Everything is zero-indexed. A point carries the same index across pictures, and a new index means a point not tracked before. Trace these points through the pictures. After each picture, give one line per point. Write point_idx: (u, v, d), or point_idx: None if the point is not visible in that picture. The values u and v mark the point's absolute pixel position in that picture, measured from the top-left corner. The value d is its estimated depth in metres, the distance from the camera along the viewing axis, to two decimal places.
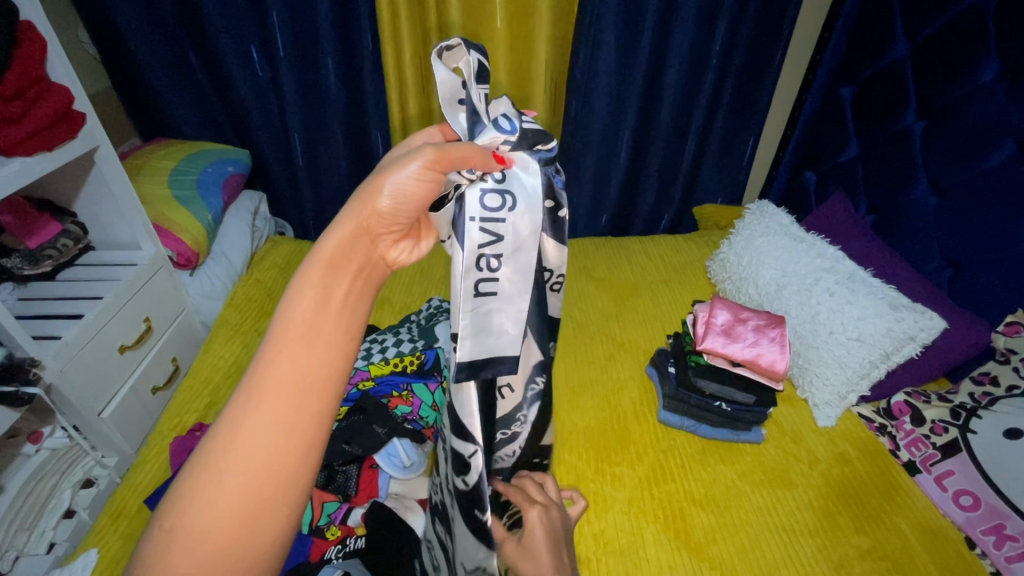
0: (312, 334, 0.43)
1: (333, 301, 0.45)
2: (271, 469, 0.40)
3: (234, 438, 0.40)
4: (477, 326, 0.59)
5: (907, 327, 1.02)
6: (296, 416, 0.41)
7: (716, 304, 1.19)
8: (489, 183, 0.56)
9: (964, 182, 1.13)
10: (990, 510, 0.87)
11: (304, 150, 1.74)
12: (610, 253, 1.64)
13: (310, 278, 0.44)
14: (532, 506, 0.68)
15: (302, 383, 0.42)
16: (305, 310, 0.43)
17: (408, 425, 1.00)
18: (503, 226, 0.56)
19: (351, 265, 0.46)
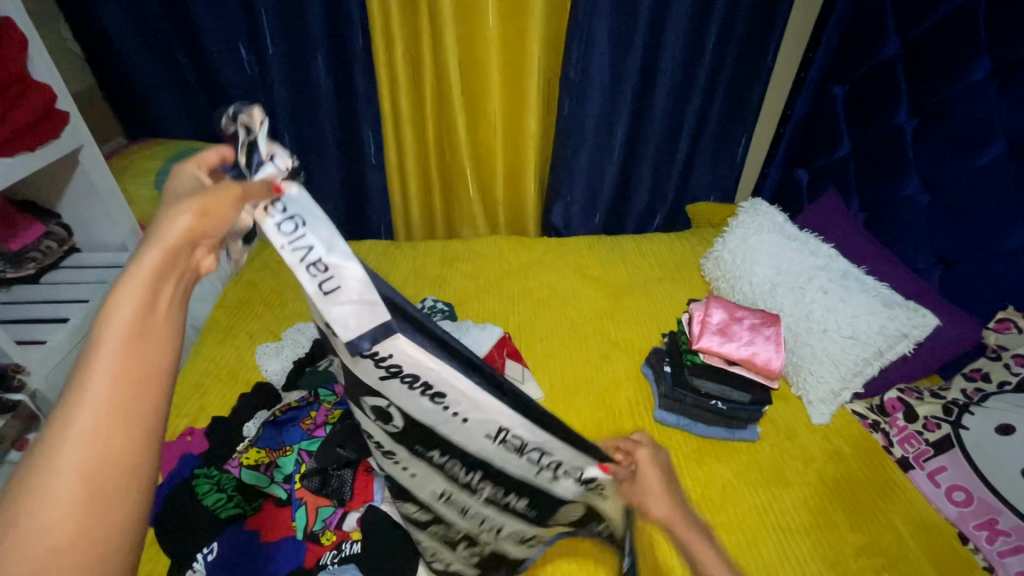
0: (135, 339, 0.36)
1: (157, 307, 0.38)
2: (76, 543, 0.32)
3: (19, 513, 0.31)
4: (345, 317, 0.51)
5: (900, 325, 1.04)
6: (109, 475, 0.34)
7: (712, 303, 1.18)
8: (277, 207, 0.50)
9: (955, 180, 1.14)
10: (981, 505, 0.88)
11: (294, 149, 1.71)
12: (604, 251, 1.64)
13: (120, 305, 0.36)
14: (639, 447, 0.68)
15: (109, 432, 0.34)
16: (120, 335, 0.36)
17: None
18: (306, 238, 0.49)
19: (175, 273, 0.39)
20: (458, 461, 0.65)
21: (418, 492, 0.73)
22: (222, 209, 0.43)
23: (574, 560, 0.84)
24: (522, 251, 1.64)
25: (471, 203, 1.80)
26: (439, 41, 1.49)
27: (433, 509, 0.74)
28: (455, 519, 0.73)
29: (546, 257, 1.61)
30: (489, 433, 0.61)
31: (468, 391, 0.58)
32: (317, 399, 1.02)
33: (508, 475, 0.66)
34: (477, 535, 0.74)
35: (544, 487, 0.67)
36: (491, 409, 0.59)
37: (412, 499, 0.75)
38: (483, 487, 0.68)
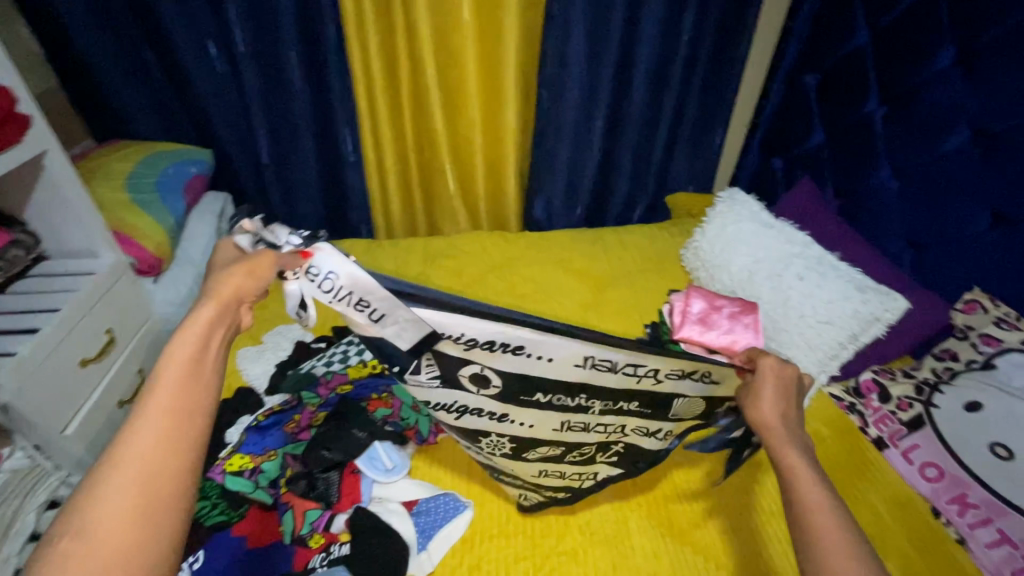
0: (194, 364, 0.57)
1: (212, 343, 0.59)
2: (146, 500, 0.50)
3: (107, 483, 0.50)
4: (400, 332, 0.70)
5: (873, 309, 1.07)
6: (163, 459, 0.52)
7: (692, 293, 1.13)
8: (313, 268, 0.66)
9: (924, 166, 1.16)
10: (953, 481, 0.92)
11: (269, 148, 1.68)
12: (586, 244, 1.65)
13: (185, 341, 0.57)
14: (764, 354, 0.74)
15: (170, 429, 0.53)
16: (183, 360, 0.56)
17: (389, 426, 0.97)
18: (341, 287, 0.67)
19: (220, 320, 0.60)
20: (562, 393, 0.82)
21: (541, 432, 0.85)
22: (262, 270, 0.64)
23: (565, 552, 0.87)
24: (505, 245, 1.64)
25: (453, 200, 1.79)
26: (415, 37, 1.47)
27: (560, 439, 0.87)
28: (584, 437, 0.87)
29: (529, 251, 1.62)
30: (577, 362, 0.78)
31: (541, 338, 0.75)
32: (302, 402, 1.00)
33: (609, 389, 0.82)
34: (607, 441, 0.88)
35: (648, 389, 0.82)
36: (570, 344, 0.75)
37: (541, 442, 0.87)
38: (593, 404, 0.83)
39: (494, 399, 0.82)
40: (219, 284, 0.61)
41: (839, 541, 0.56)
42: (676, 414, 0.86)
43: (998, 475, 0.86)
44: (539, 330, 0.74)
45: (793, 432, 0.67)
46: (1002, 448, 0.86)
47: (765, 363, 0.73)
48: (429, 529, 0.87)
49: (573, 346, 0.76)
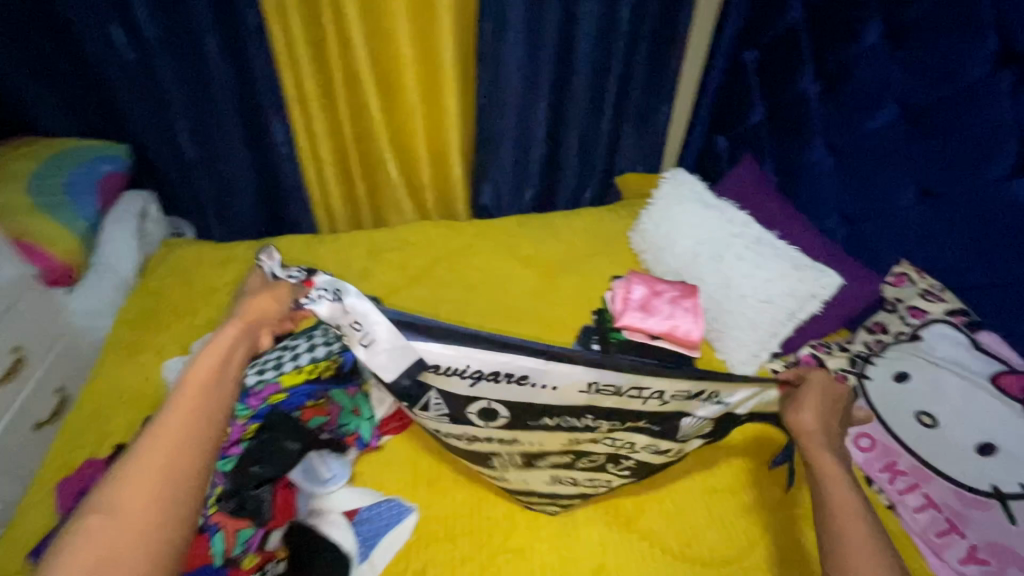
0: (209, 373, 0.68)
1: (229, 361, 0.71)
2: (160, 485, 0.59)
3: (130, 471, 0.60)
4: (379, 359, 0.76)
5: (809, 287, 1.08)
6: (177, 452, 0.62)
7: (634, 278, 1.11)
8: (324, 292, 0.74)
9: (856, 141, 1.18)
10: (884, 450, 0.95)
11: (194, 142, 1.57)
12: (535, 230, 1.62)
13: (206, 355, 0.70)
14: (811, 372, 0.83)
15: (188, 427, 0.64)
16: (199, 371, 0.68)
17: (326, 436, 0.95)
18: (334, 311, 0.75)
19: (239, 338, 0.74)
20: (568, 415, 0.82)
21: (550, 446, 0.84)
22: (272, 302, 0.79)
23: (511, 550, 0.86)
24: (452, 234, 1.60)
25: (397, 189, 1.73)
26: (343, 18, 1.39)
27: (569, 448, 0.85)
28: (593, 447, 0.85)
29: (477, 240, 1.58)
30: (581, 387, 0.79)
31: (542, 366, 0.77)
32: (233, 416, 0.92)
33: (618, 411, 0.82)
34: (617, 453, 0.86)
35: (654, 410, 0.82)
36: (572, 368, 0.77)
37: (546, 456, 0.85)
38: (601, 424, 0.83)
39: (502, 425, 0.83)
40: (245, 311, 0.77)
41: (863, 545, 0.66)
42: (684, 435, 0.86)
43: (925, 443, 0.89)
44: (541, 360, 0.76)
45: (830, 441, 0.77)
46: (926, 416, 0.90)
47: (808, 377, 0.82)
48: (371, 537, 0.85)
49: (574, 372, 0.77)
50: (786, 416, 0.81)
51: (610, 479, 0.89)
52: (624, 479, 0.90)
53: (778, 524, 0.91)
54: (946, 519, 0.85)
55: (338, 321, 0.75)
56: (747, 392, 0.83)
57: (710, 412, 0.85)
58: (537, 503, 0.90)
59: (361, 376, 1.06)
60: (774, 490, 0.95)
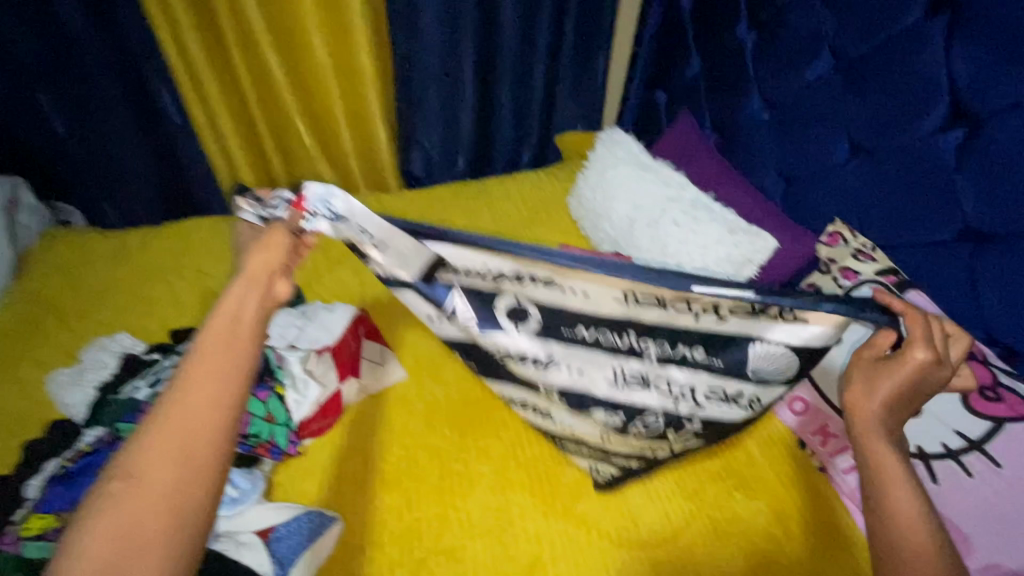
0: (229, 327, 0.61)
1: (247, 312, 0.63)
2: (181, 453, 0.53)
3: (150, 437, 0.53)
4: (404, 260, 0.82)
5: (745, 252, 1.05)
6: (199, 415, 0.55)
7: (563, 256, 1.05)
8: (316, 213, 0.77)
9: (793, 95, 1.13)
10: (816, 413, 0.94)
11: (69, 117, 1.39)
12: (469, 200, 1.53)
13: (224, 305, 0.63)
14: (918, 345, 0.64)
15: (214, 384, 0.57)
16: (219, 324, 0.61)
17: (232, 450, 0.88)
18: (348, 226, 0.79)
19: (258, 286, 0.66)
20: (607, 329, 0.81)
21: (593, 384, 0.84)
22: (280, 242, 0.70)
23: (443, 551, 0.82)
24: (379, 209, 1.49)
25: (315, 160, 1.58)
26: None
27: (617, 402, 0.84)
28: (640, 399, 0.83)
29: (405, 213, 1.48)
30: (617, 295, 0.79)
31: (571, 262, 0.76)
32: (118, 437, 0.85)
33: (663, 326, 0.79)
34: (674, 411, 0.82)
35: (703, 331, 0.78)
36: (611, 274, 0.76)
37: (596, 402, 0.84)
38: (647, 347, 0.80)
39: (533, 337, 0.84)
40: (250, 262, 0.68)
41: (924, 558, 0.57)
42: (763, 375, 0.78)
43: None
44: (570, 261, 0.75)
45: (890, 425, 0.64)
46: None
47: (911, 357, 0.64)
48: (289, 557, 0.77)
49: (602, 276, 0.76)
50: (850, 386, 0.67)
51: (673, 446, 0.86)
52: (692, 444, 0.88)
53: (800, 483, 0.91)
54: None
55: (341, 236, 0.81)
56: (821, 323, 0.73)
57: (783, 340, 0.76)
58: (586, 457, 0.90)
59: (275, 377, 0.98)
60: (757, 467, 0.93)
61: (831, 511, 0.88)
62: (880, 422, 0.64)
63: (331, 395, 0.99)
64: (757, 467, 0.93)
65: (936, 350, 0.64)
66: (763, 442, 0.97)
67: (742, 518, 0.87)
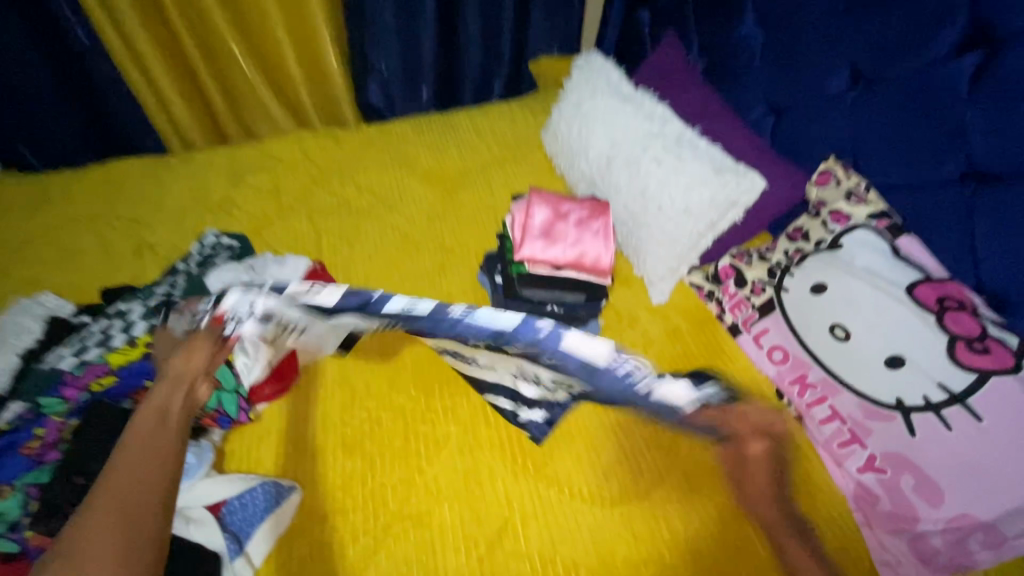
0: (154, 426, 0.70)
1: (170, 414, 0.73)
2: (121, 518, 0.58)
3: (92, 512, 0.59)
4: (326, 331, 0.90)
5: (730, 193, 0.96)
6: (134, 492, 0.61)
7: (534, 199, 0.97)
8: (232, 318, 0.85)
9: (788, 14, 1.02)
10: (796, 362, 0.91)
11: None
12: (435, 136, 1.39)
13: (145, 411, 0.72)
14: (754, 439, 0.81)
15: (143, 466, 0.64)
16: (145, 424, 0.70)
17: None
18: (266, 320, 0.86)
19: (181, 385, 0.77)
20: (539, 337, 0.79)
21: (504, 347, 0.82)
22: (200, 345, 0.82)
23: (410, 517, 0.79)
24: (334, 147, 1.36)
25: None
26: None
27: (531, 352, 0.80)
28: (540, 373, 0.84)
29: (364, 151, 1.35)
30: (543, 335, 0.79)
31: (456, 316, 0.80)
32: (42, 412, 0.77)
33: (577, 365, 0.79)
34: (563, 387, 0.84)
35: (609, 371, 0.78)
36: (498, 318, 0.78)
37: (509, 352, 0.82)
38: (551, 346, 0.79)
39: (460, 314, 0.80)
40: (167, 368, 0.79)
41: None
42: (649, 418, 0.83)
43: (837, 357, 0.85)
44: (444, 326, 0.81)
45: (787, 513, 0.78)
46: (840, 329, 0.85)
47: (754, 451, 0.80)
48: (246, 527, 0.74)
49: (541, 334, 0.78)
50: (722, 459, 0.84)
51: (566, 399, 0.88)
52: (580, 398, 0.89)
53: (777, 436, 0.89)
54: (850, 430, 0.83)
55: (272, 331, 0.87)
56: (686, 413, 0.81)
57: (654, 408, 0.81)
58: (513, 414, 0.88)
59: None
60: None
61: (807, 471, 0.86)
62: (781, 524, 0.77)
63: (284, 358, 0.91)
64: None
65: (771, 437, 0.83)
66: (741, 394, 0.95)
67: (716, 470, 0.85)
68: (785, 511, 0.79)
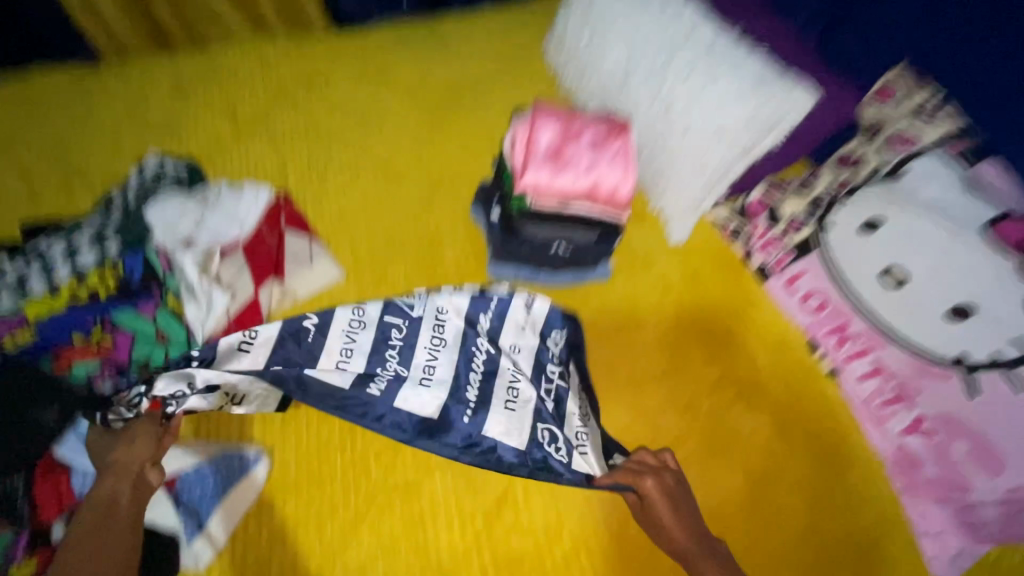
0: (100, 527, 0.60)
1: (119, 506, 0.62)
2: None
3: None
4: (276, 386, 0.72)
5: (775, 112, 0.79)
6: None
7: (540, 115, 0.80)
8: (171, 398, 0.68)
9: None
10: (835, 311, 0.80)
11: None
12: (417, 44, 1.17)
13: (92, 508, 0.61)
14: (645, 477, 0.67)
15: None
16: (89, 525, 0.60)
17: (102, 387, 0.70)
18: (206, 391, 0.69)
19: (129, 470, 0.64)
20: (464, 334, 0.77)
21: (402, 395, 0.72)
22: (142, 430, 0.67)
23: (397, 489, 0.69)
24: (298, 56, 1.14)
25: None
26: None
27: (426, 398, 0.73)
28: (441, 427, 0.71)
29: (334, 62, 1.14)
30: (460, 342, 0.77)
31: (374, 398, 0.71)
32: None
33: (495, 370, 0.76)
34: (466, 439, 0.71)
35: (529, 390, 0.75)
36: (421, 399, 0.73)
37: (398, 397, 0.72)
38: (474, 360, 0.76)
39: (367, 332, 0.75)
40: (110, 455, 0.66)
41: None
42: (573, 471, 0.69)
43: (889, 306, 0.74)
44: (355, 414, 0.70)
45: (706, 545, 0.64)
46: (896, 272, 0.74)
47: (645, 490, 0.66)
48: (205, 502, 0.66)
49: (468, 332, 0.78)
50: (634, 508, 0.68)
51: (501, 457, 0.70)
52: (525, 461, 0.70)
53: (808, 389, 0.80)
54: (896, 388, 0.73)
55: (219, 402, 0.70)
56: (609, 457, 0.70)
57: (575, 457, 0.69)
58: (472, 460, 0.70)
59: (166, 286, 0.75)
60: (764, 378, 0.80)
61: (843, 434, 0.77)
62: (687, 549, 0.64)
63: (245, 307, 0.78)
64: (762, 379, 0.80)
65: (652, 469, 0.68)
66: (772, 342, 0.84)
67: (741, 433, 0.76)
68: (704, 540, 0.65)
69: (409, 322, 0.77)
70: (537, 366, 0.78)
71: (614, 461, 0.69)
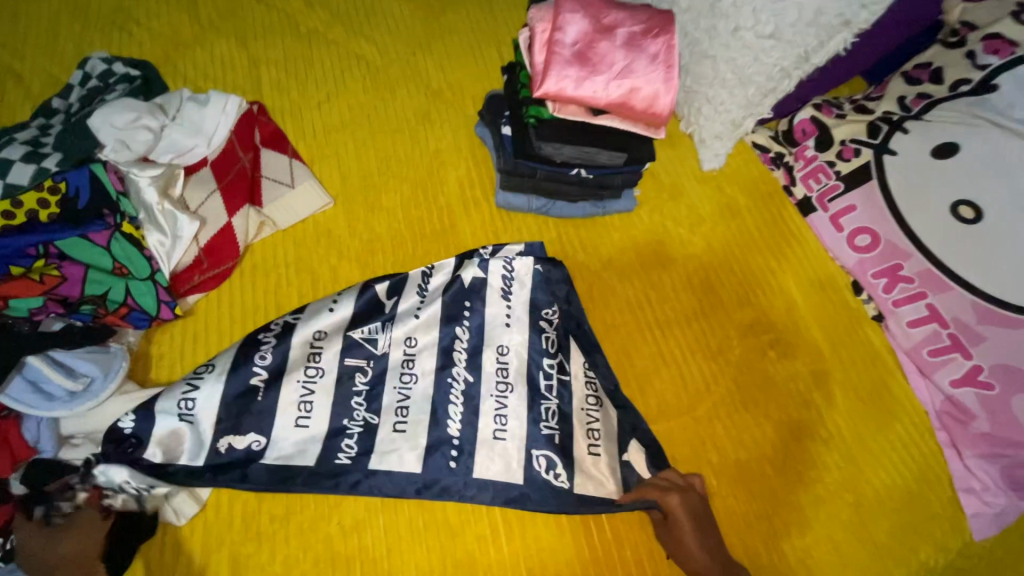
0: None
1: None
2: None
3: None
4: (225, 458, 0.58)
5: (842, 7, 0.69)
6: None
7: (565, 3, 0.69)
8: (110, 488, 0.55)
9: None
10: (887, 249, 0.69)
11: None
12: None
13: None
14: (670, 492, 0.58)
15: None
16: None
17: (56, 326, 0.61)
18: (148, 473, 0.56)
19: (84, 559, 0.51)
20: (443, 352, 0.65)
21: (380, 440, 0.60)
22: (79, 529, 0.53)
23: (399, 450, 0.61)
24: None
25: None
26: None
27: (406, 438, 0.60)
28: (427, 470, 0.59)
29: None
30: (433, 362, 0.64)
31: (349, 456, 0.59)
32: None
33: (481, 399, 0.63)
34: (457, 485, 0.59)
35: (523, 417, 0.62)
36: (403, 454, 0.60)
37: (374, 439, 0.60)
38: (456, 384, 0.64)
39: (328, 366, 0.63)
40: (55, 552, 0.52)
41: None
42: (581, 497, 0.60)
43: (953, 241, 0.64)
44: (327, 487, 0.57)
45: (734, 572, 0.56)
46: (966, 207, 0.64)
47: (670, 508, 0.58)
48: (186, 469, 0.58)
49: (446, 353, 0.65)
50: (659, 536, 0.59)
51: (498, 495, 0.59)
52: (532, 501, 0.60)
53: (848, 335, 0.72)
54: (950, 335, 0.65)
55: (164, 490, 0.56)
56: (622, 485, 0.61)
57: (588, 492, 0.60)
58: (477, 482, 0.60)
59: (121, 211, 0.66)
60: (801, 321, 0.73)
61: (885, 384, 0.70)
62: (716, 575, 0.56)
63: (218, 235, 0.68)
64: (799, 323, 0.72)
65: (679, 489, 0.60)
66: (811, 282, 0.75)
67: (775, 380, 0.69)
68: (726, 566, 0.57)
69: (374, 362, 0.64)
70: (528, 379, 0.65)
71: (629, 457, 0.62)
